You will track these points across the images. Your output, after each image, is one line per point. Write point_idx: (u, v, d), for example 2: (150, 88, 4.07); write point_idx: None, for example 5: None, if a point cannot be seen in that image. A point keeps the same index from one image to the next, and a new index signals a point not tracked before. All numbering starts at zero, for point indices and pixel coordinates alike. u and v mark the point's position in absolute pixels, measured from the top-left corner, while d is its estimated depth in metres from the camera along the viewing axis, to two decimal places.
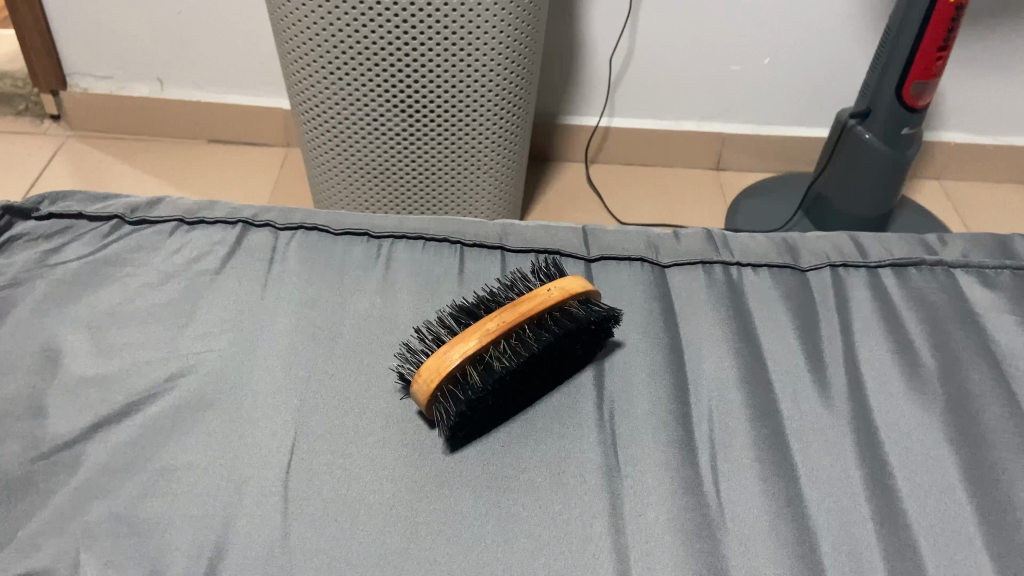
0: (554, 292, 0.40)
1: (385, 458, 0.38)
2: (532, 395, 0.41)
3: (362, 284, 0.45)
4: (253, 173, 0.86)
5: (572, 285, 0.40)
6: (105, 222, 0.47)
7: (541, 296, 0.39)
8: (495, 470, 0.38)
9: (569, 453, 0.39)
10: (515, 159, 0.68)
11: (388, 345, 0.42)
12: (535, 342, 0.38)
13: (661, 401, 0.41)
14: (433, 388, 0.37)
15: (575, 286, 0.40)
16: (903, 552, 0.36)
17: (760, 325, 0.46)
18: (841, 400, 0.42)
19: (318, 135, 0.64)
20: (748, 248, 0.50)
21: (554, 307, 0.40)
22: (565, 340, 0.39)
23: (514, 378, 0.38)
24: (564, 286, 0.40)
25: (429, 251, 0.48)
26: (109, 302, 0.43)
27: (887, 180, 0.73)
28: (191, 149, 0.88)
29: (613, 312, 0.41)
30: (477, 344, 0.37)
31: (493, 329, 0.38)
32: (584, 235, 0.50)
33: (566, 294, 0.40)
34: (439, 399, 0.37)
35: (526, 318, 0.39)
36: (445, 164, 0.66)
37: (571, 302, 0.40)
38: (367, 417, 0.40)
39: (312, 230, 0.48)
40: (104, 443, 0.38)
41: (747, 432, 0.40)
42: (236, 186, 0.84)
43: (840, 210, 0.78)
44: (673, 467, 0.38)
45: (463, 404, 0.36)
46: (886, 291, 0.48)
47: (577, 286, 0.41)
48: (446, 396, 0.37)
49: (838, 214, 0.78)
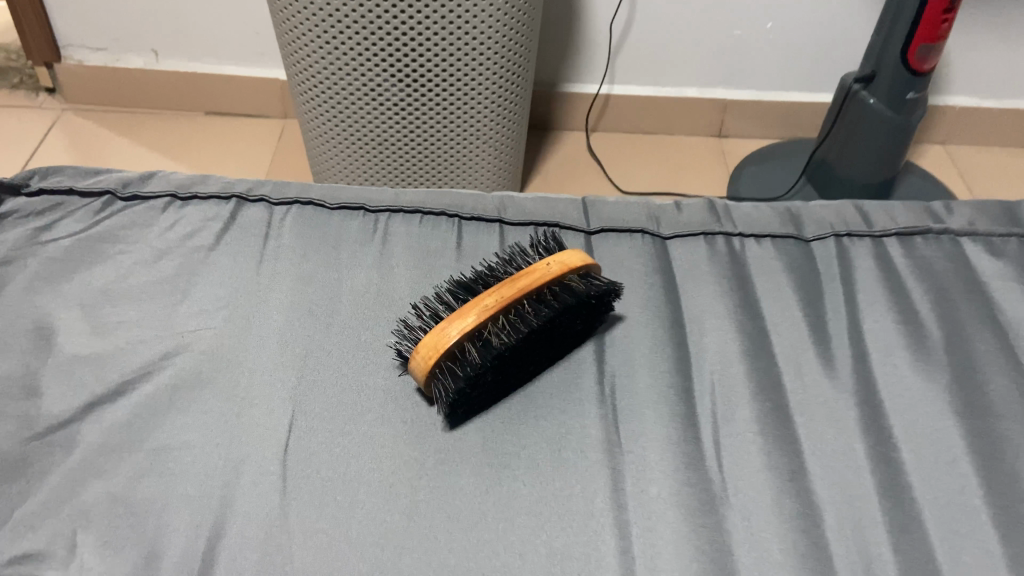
0: (553, 266, 0.39)
1: (384, 436, 0.38)
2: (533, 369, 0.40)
3: (359, 259, 0.44)
4: (255, 147, 0.85)
5: (571, 260, 0.40)
6: (96, 198, 0.46)
7: (539, 271, 0.39)
8: (495, 447, 0.38)
9: (569, 430, 0.38)
10: (515, 128, 0.67)
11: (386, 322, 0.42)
12: (534, 317, 0.38)
13: (662, 375, 0.41)
14: (431, 365, 0.36)
15: (575, 261, 0.40)
16: (907, 526, 0.36)
17: (764, 298, 0.45)
18: (845, 372, 0.41)
19: (315, 107, 0.62)
20: (751, 218, 0.49)
21: (554, 282, 0.39)
22: (565, 315, 0.38)
23: (514, 354, 0.37)
24: (562, 260, 0.39)
25: (426, 225, 0.47)
26: (102, 280, 0.43)
27: (890, 145, 0.71)
28: (189, 122, 0.87)
29: (613, 286, 0.40)
30: (475, 321, 0.37)
31: (491, 305, 0.37)
32: (583, 207, 0.49)
33: (565, 269, 0.39)
34: (437, 376, 0.37)
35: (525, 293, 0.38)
36: (445, 134, 0.64)
37: (571, 277, 0.40)
38: (365, 395, 0.39)
39: (307, 204, 0.47)
40: (100, 424, 0.38)
41: (749, 406, 0.40)
42: (237, 160, 0.83)
43: (842, 175, 0.76)
44: (675, 442, 0.38)
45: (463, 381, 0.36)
46: (891, 261, 0.47)
47: (576, 260, 0.40)
48: (444, 371, 0.37)
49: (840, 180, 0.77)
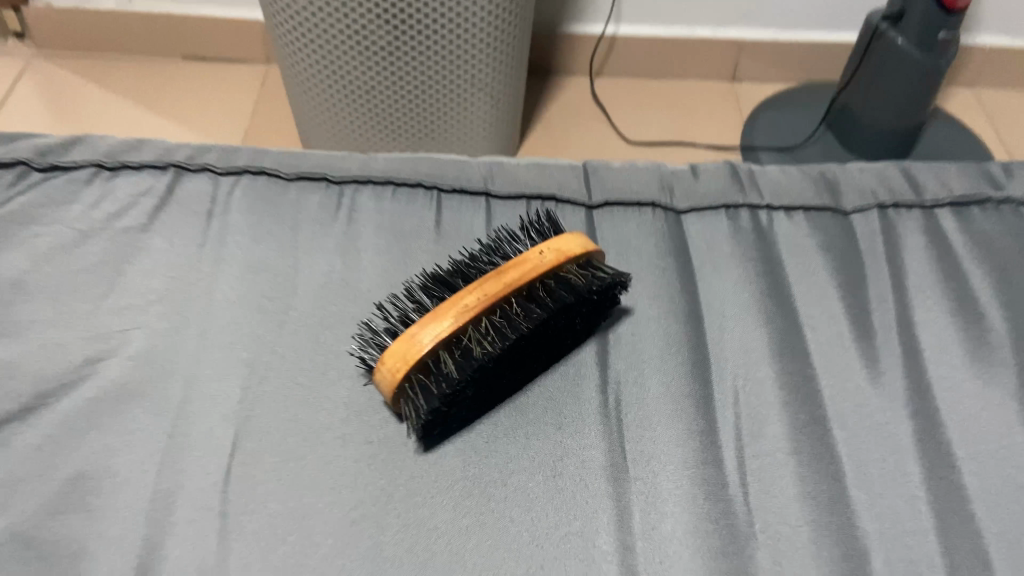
0: (547, 255, 0.32)
1: (345, 461, 0.32)
2: (525, 377, 0.34)
3: (320, 241, 0.38)
4: (245, 100, 0.76)
5: (569, 246, 0.33)
6: (8, 168, 0.39)
7: (531, 262, 0.32)
8: (477, 475, 0.31)
9: (566, 452, 0.32)
10: (510, 74, 0.60)
11: (349, 316, 0.35)
12: (524, 319, 0.31)
13: (677, 382, 0.34)
14: (399, 380, 0.30)
15: (573, 247, 0.33)
16: (972, 571, 0.30)
17: (796, 284, 0.38)
18: (894, 376, 0.35)
19: (291, 51, 0.55)
20: (780, 187, 0.42)
21: (548, 275, 0.32)
22: (561, 315, 0.32)
23: (500, 364, 0.31)
24: (559, 246, 0.33)
25: (399, 198, 0.40)
26: (12, 269, 0.36)
27: (919, 93, 0.64)
28: (171, 71, 0.78)
29: (619, 278, 0.33)
30: (452, 325, 0.30)
31: (472, 305, 0.30)
32: (585, 174, 0.42)
33: (562, 258, 0.32)
34: (406, 391, 0.30)
35: (513, 288, 0.32)
36: (437, 81, 0.57)
37: (568, 267, 0.33)
38: (323, 409, 0.33)
39: (259, 174, 0.40)
40: (4, 449, 0.31)
41: (780, 419, 0.33)
42: (228, 116, 0.75)
43: (865, 124, 0.69)
44: (693, 466, 0.32)
45: (436, 401, 0.29)
46: (945, 237, 0.40)
47: (576, 247, 0.33)
48: (414, 386, 0.30)
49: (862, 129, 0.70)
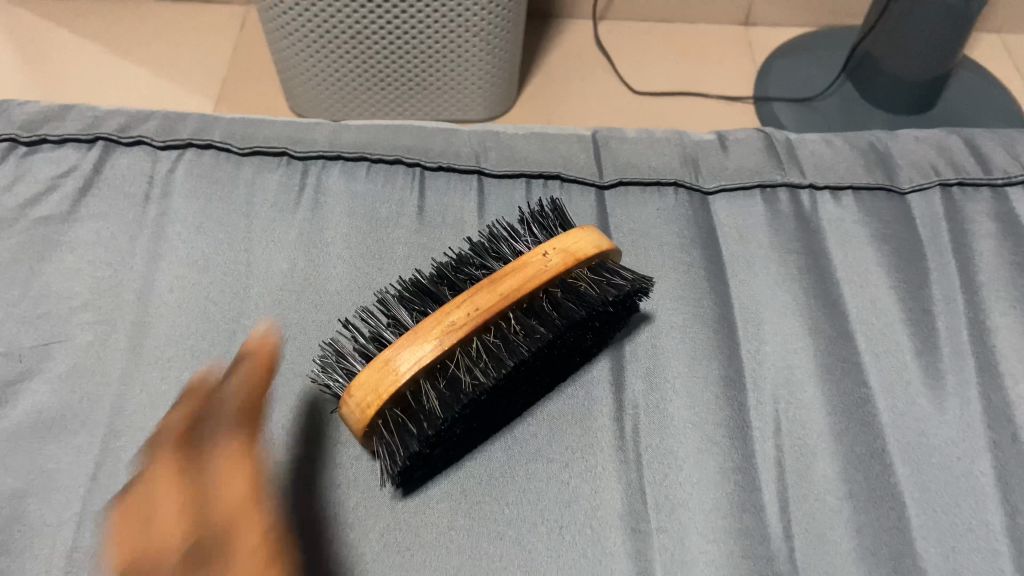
0: (553, 257, 0.26)
1: (305, 510, 0.26)
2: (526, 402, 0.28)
3: (278, 232, 0.32)
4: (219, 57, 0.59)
5: (579, 245, 0.27)
6: None
7: (533, 266, 0.26)
8: (466, 527, 0.26)
9: (574, 498, 0.27)
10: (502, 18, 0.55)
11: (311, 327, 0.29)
12: (525, 340, 0.25)
13: (707, 407, 0.28)
14: (369, 420, 0.24)
15: (582, 249, 0.27)
16: None
17: (845, 282, 0.32)
18: (964, 397, 0.29)
19: None
20: (824, 162, 0.36)
21: (552, 283, 0.26)
22: (568, 332, 0.26)
23: (495, 394, 0.25)
24: (565, 244, 0.27)
25: (375, 179, 0.34)
26: None
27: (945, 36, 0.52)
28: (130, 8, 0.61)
29: (639, 285, 0.27)
30: (436, 348, 0.24)
31: (460, 322, 0.24)
32: (594, 147, 0.36)
33: (571, 261, 0.27)
34: (379, 430, 0.25)
35: (512, 300, 0.26)
36: None
37: (576, 271, 0.27)
38: (279, 443, 0.27)
39: (206, 149, 0.34)
40: None
41: (831, 454, 0.28)
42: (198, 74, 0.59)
43: (887, 74, 0.57)
44: (727, 515, 0.26)
45: (415, 446, 0.24)
46: (1020, 222, 0.34)
47: (588, 246, 0.27)
48: (389, 424, 0.24)
49: (884, 79, 0.58)
